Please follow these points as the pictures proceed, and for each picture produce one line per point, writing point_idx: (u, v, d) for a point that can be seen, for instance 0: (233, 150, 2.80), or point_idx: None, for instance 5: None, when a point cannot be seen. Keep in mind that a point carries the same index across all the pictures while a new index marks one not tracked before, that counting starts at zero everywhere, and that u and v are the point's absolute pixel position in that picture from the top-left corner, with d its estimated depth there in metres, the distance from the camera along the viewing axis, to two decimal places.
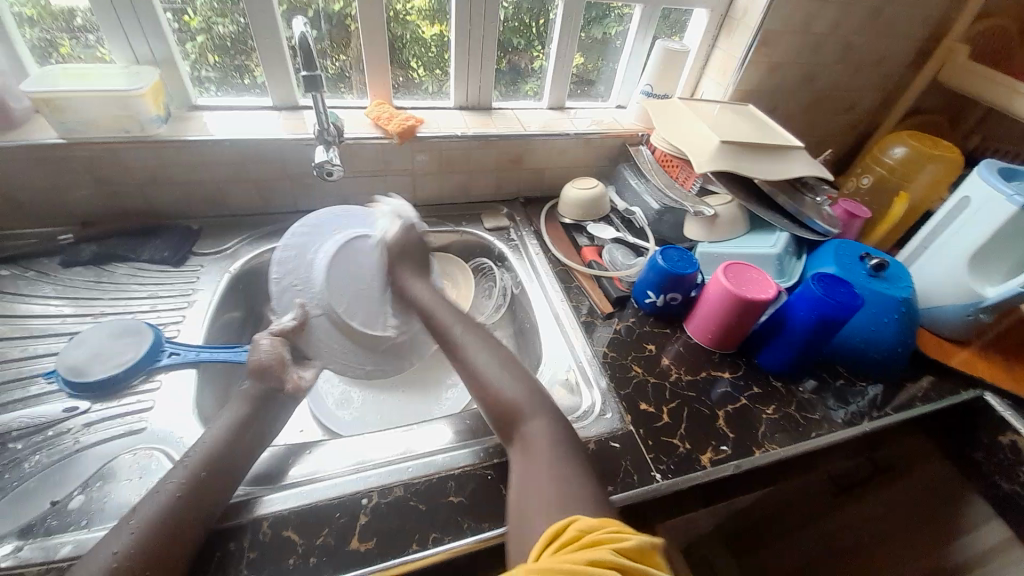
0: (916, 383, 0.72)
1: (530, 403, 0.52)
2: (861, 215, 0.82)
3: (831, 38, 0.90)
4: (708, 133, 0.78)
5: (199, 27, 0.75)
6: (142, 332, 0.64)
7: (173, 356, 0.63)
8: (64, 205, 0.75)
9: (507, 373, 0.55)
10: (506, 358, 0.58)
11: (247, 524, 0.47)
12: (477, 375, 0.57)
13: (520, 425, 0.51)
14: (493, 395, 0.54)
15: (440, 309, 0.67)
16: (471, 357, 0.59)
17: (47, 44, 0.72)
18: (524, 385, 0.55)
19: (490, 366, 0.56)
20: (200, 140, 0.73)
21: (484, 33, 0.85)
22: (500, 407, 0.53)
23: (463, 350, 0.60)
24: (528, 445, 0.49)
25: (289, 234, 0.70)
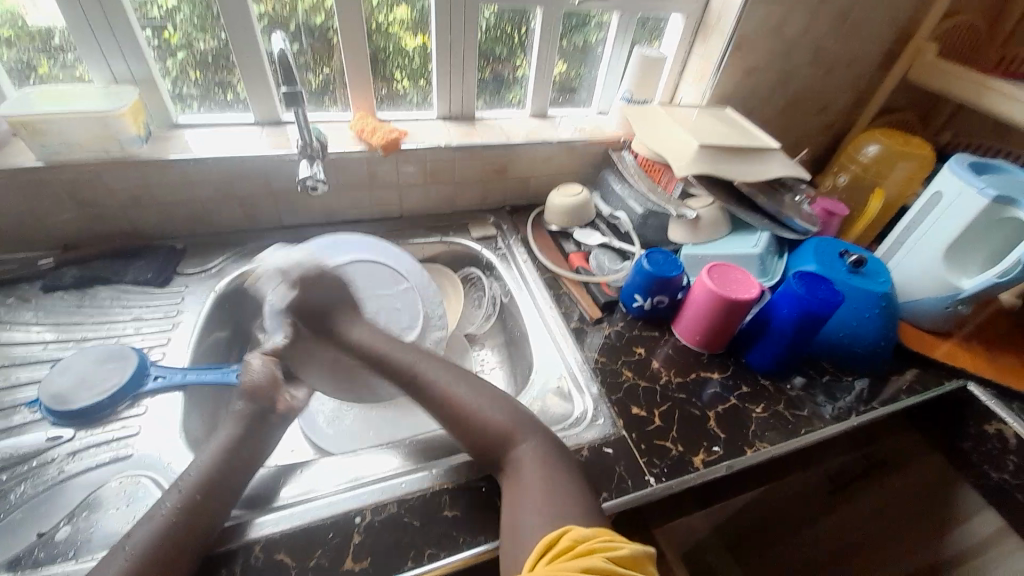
0: (901, 375, 0.73)
1: (516, 428, 0.52)
2: (839, 213, 0.84)
3: (804, 41, 0.92)
4: (687, 138, 0.79)
5: (179, 44, 0.75)
6: (126, 357, 0.63)
7: (159, 379, 0.62)
8: (44, 229, 0.74)
9: (488, 403, 0.55)
10: (482, 388, 0.57)
11: (239, 549, 0.47)
12: (454, 410, 0.55)
13: (508, 452, 0.51)
14: (475, 427, 0.53)
15: (394, 346, 0.63)
16: (442, 392, 0.57)
17: (24, 66, 0.72)
18: (505, 411, 0.54)
19: (468, 398, 0.55)
20: (183, 159, 0.73)
21: (466, 43, 0.86)
22: (483, 437, 0.53)
23: (430, 386, 0.58)
24: (520, 470, 0.49)
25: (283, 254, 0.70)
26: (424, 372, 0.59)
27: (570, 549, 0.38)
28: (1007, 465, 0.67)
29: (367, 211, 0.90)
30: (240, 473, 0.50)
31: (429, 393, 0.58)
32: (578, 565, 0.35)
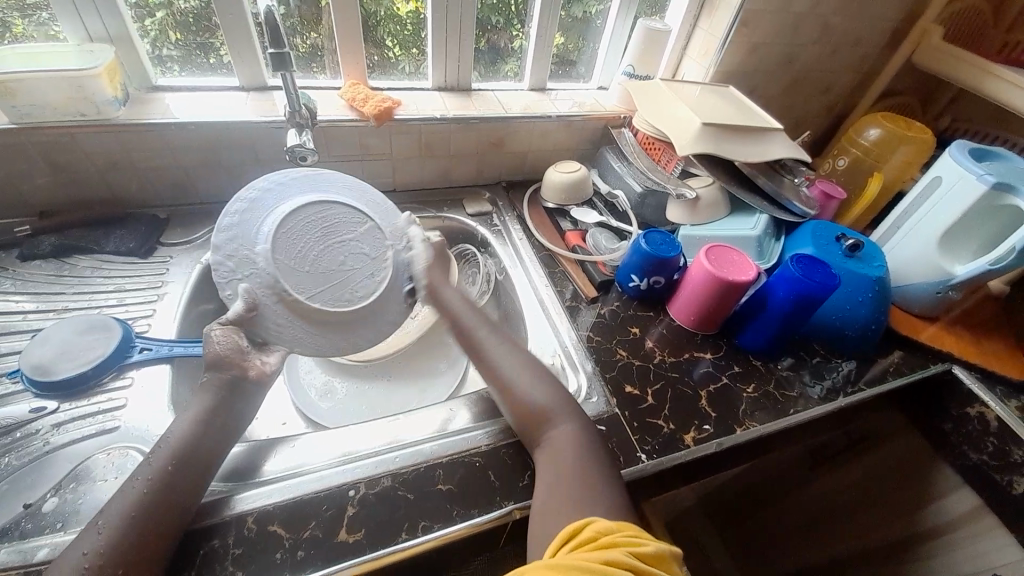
0: (887, 357, 0.75)
1: (556, 410, 0.53)
2: (837, 196, 0.84)
3: (811, 17, 0.90)
4: (689, 116, 0.77)
5: (159, 2, 0.70)
6: (110, 328, 0.61)
7: (145, 351, 0.61)
8: (18, 194, 0.70)
9: (532, 378, 0.55)
10: (533, 362, 0.57)
11: (229, 521, 0.47)
12: (502, 381, 0.55)
13: (547, 432, 0.52)
14: (518, 402, 0.53)
15: (462, 303, 0.62)
16: (489, 357, 0.57)
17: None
18: (547, 386, 0.54)
19: (515, 365, 0.56)
20: (164, 124, 0.70)
21: (462, 10, 0.82)
22: (524, 414, 0.53)
23: (479, 346, 0.58)
24: (552, 452, 0.50)
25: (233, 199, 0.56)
26: (483, 335, 0.59)
27: (592, 539, 0.38)
28: (986, 446, 0.69)
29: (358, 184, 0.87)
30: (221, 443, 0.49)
31: (484, 359, 0.57)
32: (602, 556, 0.35)
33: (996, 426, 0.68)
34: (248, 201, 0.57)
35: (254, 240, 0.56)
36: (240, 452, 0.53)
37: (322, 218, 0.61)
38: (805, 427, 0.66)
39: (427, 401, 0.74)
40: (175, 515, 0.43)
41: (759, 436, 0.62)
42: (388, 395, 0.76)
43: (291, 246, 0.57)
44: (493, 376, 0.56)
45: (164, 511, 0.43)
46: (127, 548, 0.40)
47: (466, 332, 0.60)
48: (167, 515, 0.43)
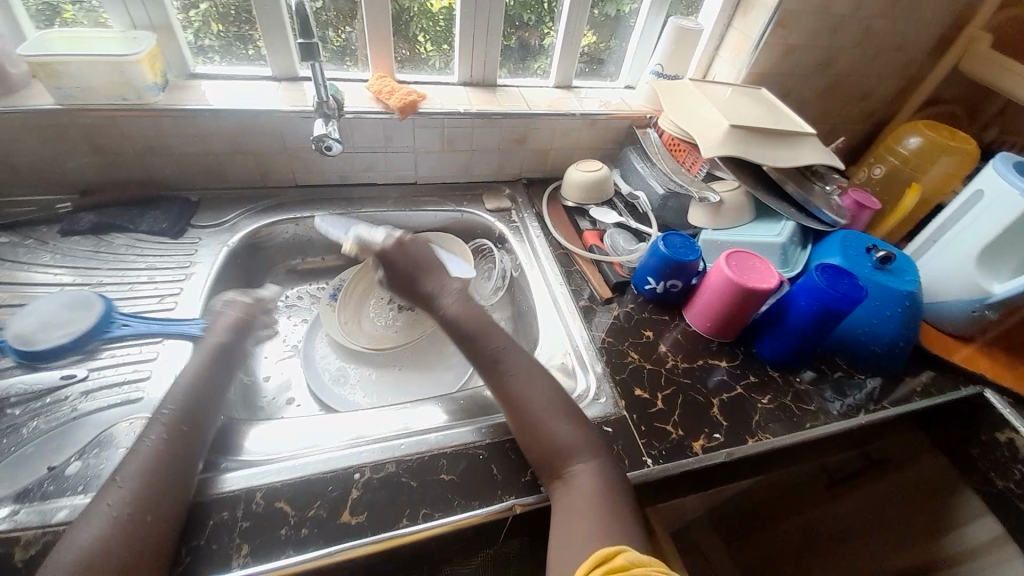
0: (914, 376, 0.71)
1: (580, 446, 0.51)
2: (870, 206, 0.81)
3: (853, 18, 0.86)
4: (717, 118, 0.76)
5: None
6: (91, 302, 0.62)
7: (125, 326, 0.62)
8: (61, 173, 0.74)
9: (559, 414, 0.53)
10: (560, 396, 0.55)
11: (239, 496, 0.48)
12: (527, 408, 0.54)
13: (568, 469, 0.50)
14: (540, 432, 0.52)
15: (485, 323, 0.63)
16: (514, 388, 0.55)
17: (51, 9, 0.71)
18: (573, 424, 0.53)
19: (543, 399, 0.54)
20: (198, 111, 0.72)
21: (492, 6, 0.82)
22: (545, 446, 0.51)
23: (503, 374, 0.57)
24: (571, 488, 0.48)
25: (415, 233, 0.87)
26: (510, 358, 0.58)
27: (624, 569, 0.39)
28: (1014, 473, 0.67)
29: (381, 176, 0.89)
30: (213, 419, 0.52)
31: (510, 384, 0.56)
32: None
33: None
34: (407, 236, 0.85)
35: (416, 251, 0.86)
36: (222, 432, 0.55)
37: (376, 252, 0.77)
38: (820, 443, 0.64)
39: (437, 392, 0.75)
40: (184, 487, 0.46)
41: (772, 449, 0.60)
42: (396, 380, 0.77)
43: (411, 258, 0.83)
44: (514, 402, 0.54)
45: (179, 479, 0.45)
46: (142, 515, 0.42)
47: (489, 352, 0.60)
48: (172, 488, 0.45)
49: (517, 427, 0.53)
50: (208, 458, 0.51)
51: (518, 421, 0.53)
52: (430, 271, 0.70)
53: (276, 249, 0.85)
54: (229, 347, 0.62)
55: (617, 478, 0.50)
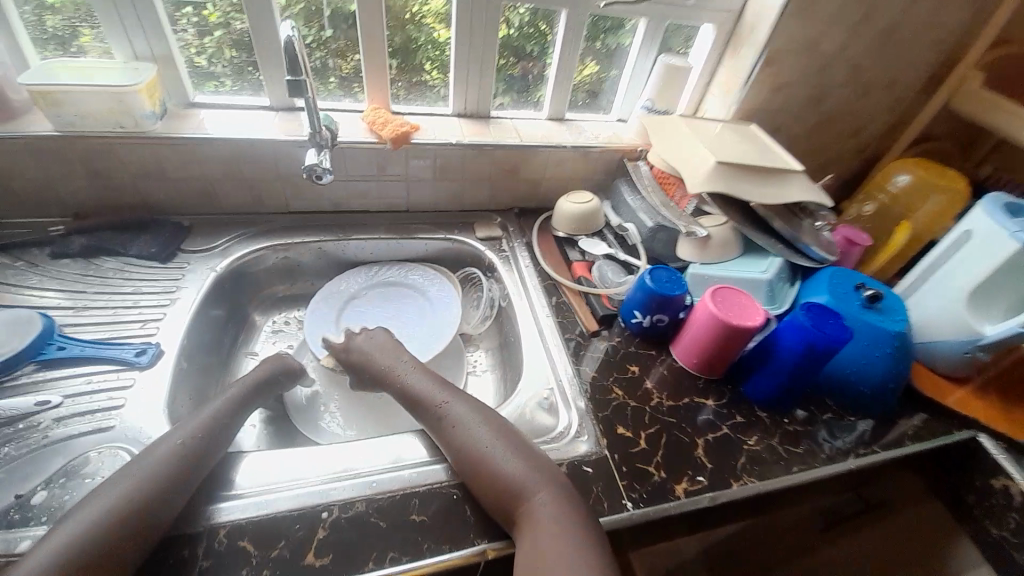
0: (907, 419, 0.70)
1: (531, 481, 0.50)
2: (861, 243, 0.81)
3: (840, 58, 0.88)
4: (704, 154, 0.76)
5: (218, 22, 0.76)
6: (32, 320, 0.63)
7: (65, 347, 0.63)
8: (58, 195, 0.75)
9: (507, 449, 0.52)
10: (507, 433, 0.54)
11: (203, 532, 0.47)
12: (472, 451, 0.53)
13: (523, 506, 0.49)
14: (488, 473, 0.51)
15: (431, 384, 0.61)
16: (458, 430, 0.55)
17: (70, 32, 0.73)
18: (524, 459, 0.52)
19: (489, 438, 0.53)
20: (194, 138, 0.74)
21: (485, 42, 0.84)
22: (496, 487, 0.50)
23: (445, 418, 0.56)
24: (531, 523, 0.47)
25: (423, 278, 0.89)
26: (450, 407, 0.57)
27: None
28: (1008, 522, 0.64)
29: (374, 203, 0.90)
30: (215, 444, 0.52)
31: (451, 430, 0.55)
32: None
33: (1021, 501, 0.63)
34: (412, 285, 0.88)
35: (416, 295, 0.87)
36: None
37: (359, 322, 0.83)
38: (807, 489, 0.62)
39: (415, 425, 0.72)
40: (156, 515, 0.45)
41: (757, 494, 0.59)
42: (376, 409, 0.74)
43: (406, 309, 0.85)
44: (459, 446, 0.53)
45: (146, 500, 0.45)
46: (98, 539, 0.41)
47: (430, 410, 0.58)
48: (147, 516, 0.44)
49: (464, 472, 0.52)
50: None
51: (464, 463, 0.52)
52: (388, 351, 0.67)
53: (263, 273, 0.85)
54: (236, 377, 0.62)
55: (577, 510, 0.49)
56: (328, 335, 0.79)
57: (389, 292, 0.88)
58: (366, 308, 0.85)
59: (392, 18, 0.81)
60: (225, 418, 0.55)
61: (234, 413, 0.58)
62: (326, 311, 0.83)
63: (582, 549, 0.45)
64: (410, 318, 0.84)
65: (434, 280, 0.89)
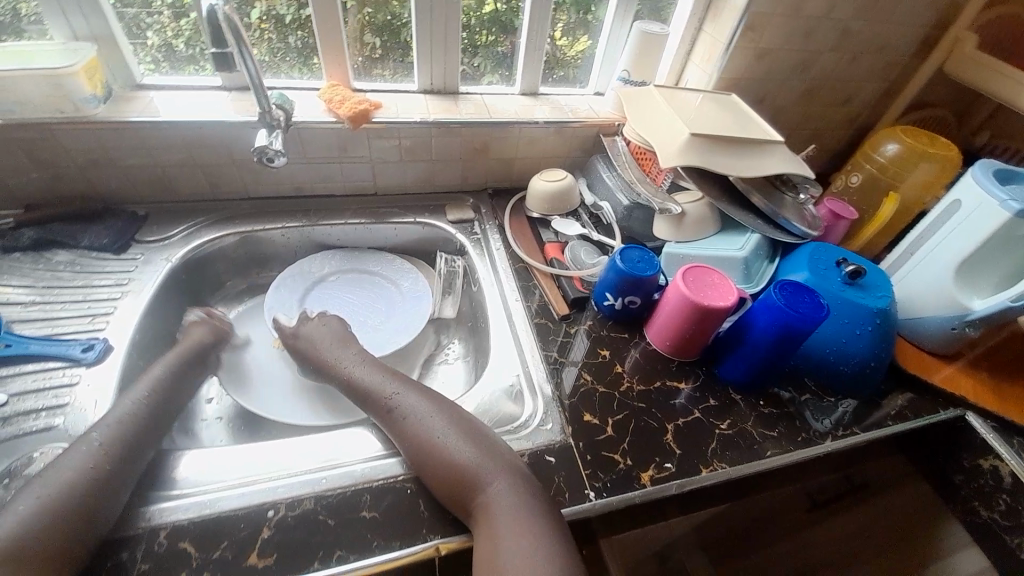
0: (889, 399, 0.67)
1: (486, 469, 0.48)
2: (847, 216, 0.77)
3: (827, 21, 0.83)
4: (678, 126, 0.72)
5: (191, 2, 0.73)
6: None
7: (10, 344, 0.60)
8: (4, 188, 0.72)
9: (462, 439, 0.51)
10: (460, 423, 0.52)
11: (143, 533, 0.45)
12: (424, 440, 0.51)
13: (477, 494, 0.47)
14: (441, 464, 0.49)
15: (381, 377, 0.59)
16: (409, 424, 0.53)
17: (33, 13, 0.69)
18: (479, 447, 0.50)
19: (442, 428, 0.52)
20: (144, 123, 0.70)
21: (448, 13, 0.80)
22: (449, 476, 0.48)
23: (396, 412, 0.54)
24: (489, 515, 0.45)
25: (395, 269, 0.86)
26: (402, 399, 0.55)
27: None
28: (999, 504, 0.63)
29: (339, 187, 0.86)
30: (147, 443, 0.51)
31: (403, 422, 0.53)
32: None
33: (1011, 483, 0.62)
34: (383, 276, 0.86)
35: (385, 286, 0.84)
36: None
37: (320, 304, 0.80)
38: (782, 473, 0.60)
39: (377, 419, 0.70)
40: (88, 516, 0.43)
41: (726, 480, 0.57)
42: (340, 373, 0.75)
43: (373, 298, 0.82)
44: (409, 441, 0.51)
45: (72, 507, 0.43)
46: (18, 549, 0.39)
47: (380, 404, 0.56)
48: (76, 521, 0.42)
49: (417, 466, 0.50)
50: None
51: (417, 458, 0.50)
52: (339, 341, 0.66)
53: (224, 263, 0.82)
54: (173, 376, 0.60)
55: (534, 495, 0.47)
56: (281, 314, 0.76)
57: (359, 279, 0.84)
58: (330, 291, 0.82)
59: None
60: (151, 420, 0.53)
61: (167, 412, 0.56)
62: (292, 289, 0.80)
63: (536, 539, 0.43)
64: (370, 310, 0.81)
65: (407, 272, 0.86)
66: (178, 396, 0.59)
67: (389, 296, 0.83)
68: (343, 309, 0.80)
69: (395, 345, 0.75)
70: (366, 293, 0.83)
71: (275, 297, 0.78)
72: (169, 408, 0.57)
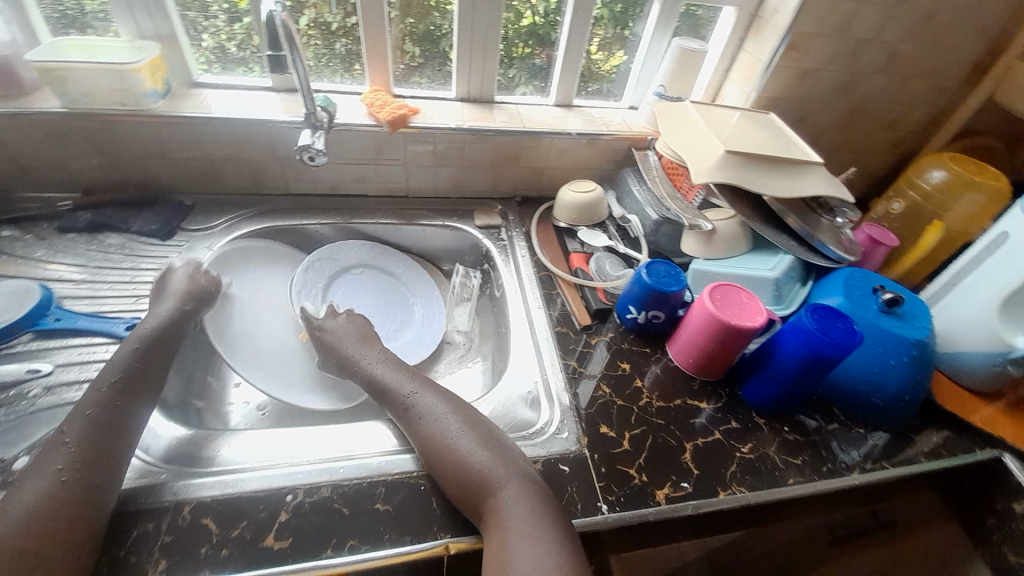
0: (923, 436, 0.64)
1: (499, 474, 0.48)
2: (887, 243, 0.75)
3: (873, 43, 0.81)
4: (712, 142, 0.72)
5: (247, 8, 0.77)
6: (31, 291, 0.64)
7: (60, 318, 0.64)
8: (68, 172, 0.77)
9: (476, 443, 0.51)
10: (474, 426, 0.53)
11: (169, 506, 0.47)
12: (440, 439, 0.51)
13: (488, 499, 0.47)
14: (455, 465, 0.49)
15: (401, 375, 0.60)
16: (425, 424, 0.53)
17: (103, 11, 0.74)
18: (493, 452, 0.50)
19: (457, 429, 0.52)
20: (196, 118, 0.74)
21: (488, 24, 0.82)
22: (462, 479, 0.48)
23: (413, 411, 0.55)
24: (498, 520, 0.45)
25: (415, 274, 0.89)
26: (420, 398, 0.56)
27: None
28: None
29: (372, 187, 0.89)
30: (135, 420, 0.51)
31: (419, 421, 0.54)
32: None
33: None
34: (403, 278, 0.88)
35: (406, 290, 0.87)
36: (160, 439, 0.54)
37: (347, 299, 0.82)
38: (804, 503, 0.58)
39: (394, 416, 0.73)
40: None
41: (745, 505, 0.55)
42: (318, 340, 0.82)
43: (397, 300, 0.86)
44: (424, 441, 0.52)
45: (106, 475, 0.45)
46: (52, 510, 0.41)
47: (399, 401, 0.57)
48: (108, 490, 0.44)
49: (431, 466, 0.51)
50: (147, 465, 0.50)
51: (431, 458, 0.51)
52: (362, 339, 0.67)
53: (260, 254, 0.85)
54: (171, 323, 0.61)
55: (545, 504, 0.47)
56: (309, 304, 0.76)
57: (382, 280, 0.87)
58: (353, 286, 0.84)
59: (418, 5, 0.81)
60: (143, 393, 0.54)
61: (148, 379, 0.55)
62: (317, 277, 0.80)
63: (546, 547, 0.43)
64: (387, 312, 0.84)
65: (424, 279, 0.89)
66: (173, 349, 0.61)
67: (411, 300, 0.86)
68: (369, 307, 0.83)
69: (419, 355, 0.79)
70: (388, 295, 0.86)
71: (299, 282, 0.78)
72: (165, 363, 0.58)
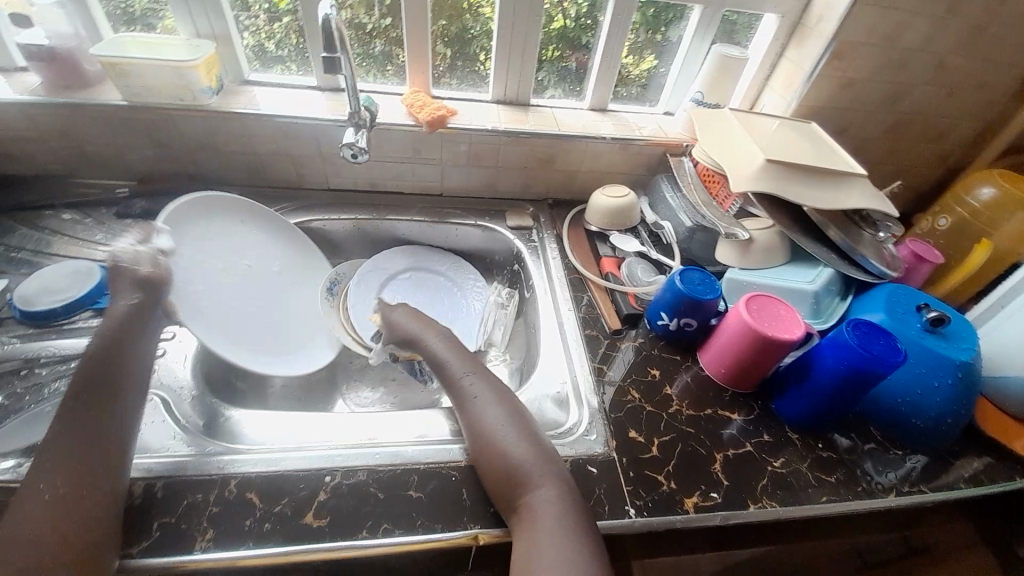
0: (964, 460, 0.62)
1: (534, 469, 0.49)
2: (931, 260, 0.73)
3: (924, 53, 0.79)
4: (752, 150, 0.71)
5: (287, 8, 0.80)
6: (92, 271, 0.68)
7: None
8: (125, 162, 0.82)
9: (513, 432, 0.51)
10: (514, 414, 0.54)
11: (215, 481, 0.49)
12: (479, 429, 0.52)
13: (521, 492, 0.48)
14: (495, 451, 0.50)
15: (454, 355, 0.61)
16: (472, 408, 0.55)
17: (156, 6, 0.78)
18: (531, 445, 0.51)
19: (498, 418, 0.53)
20: (243, 113, 0.77)
21: (528, 28, 0.82)
22: (500, 469, 0.49)
23: (464, 394, 0.56)
24: (531, 515, 0.46)
25: (466, 276, 0.90)
26: (467, 382, 0.57)
27: None
28: None
29: (406, 185, 0.91)
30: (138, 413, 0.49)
31: (468, 403, 0.55)
32: None
33: None
34: (455, 282, 0.89)
35: (455, 292, 0.88)
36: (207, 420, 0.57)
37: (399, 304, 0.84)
38: (836, 520, 0.57)
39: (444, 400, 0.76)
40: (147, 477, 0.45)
41: (776, 518, 0.54)
42: (261, 240, 0.76)
43: (447, 302, 0.87)
44: (471, 424, 0.53)
45: None
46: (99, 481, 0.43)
47: (451, 385, 0.58)
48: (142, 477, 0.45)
49: (474, 449, 0.52)
50: (197, 442, 0.53)
51: (476, 440, 0.52)
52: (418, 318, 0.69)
53: None
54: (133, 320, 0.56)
55: (577, 506, 0.47)
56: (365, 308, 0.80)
57: (432, 283, 0.88)
58: (402, 290, 0.85)
59: (451, 7, 0.82)
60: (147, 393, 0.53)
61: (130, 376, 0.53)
62: (367, 287, 0.83)
63: (573, 548, 0.43)
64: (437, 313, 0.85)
65: (472, 278, 0.90)
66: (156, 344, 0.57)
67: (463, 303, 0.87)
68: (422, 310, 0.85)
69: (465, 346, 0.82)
70: (438, 296, 0.87)
71: (354, 298, 0.81)
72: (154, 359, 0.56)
